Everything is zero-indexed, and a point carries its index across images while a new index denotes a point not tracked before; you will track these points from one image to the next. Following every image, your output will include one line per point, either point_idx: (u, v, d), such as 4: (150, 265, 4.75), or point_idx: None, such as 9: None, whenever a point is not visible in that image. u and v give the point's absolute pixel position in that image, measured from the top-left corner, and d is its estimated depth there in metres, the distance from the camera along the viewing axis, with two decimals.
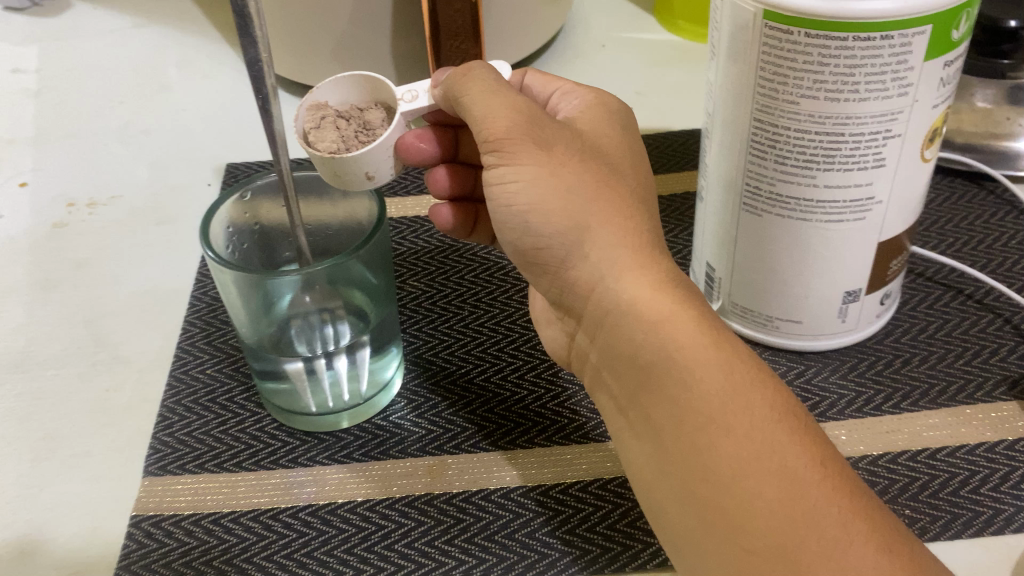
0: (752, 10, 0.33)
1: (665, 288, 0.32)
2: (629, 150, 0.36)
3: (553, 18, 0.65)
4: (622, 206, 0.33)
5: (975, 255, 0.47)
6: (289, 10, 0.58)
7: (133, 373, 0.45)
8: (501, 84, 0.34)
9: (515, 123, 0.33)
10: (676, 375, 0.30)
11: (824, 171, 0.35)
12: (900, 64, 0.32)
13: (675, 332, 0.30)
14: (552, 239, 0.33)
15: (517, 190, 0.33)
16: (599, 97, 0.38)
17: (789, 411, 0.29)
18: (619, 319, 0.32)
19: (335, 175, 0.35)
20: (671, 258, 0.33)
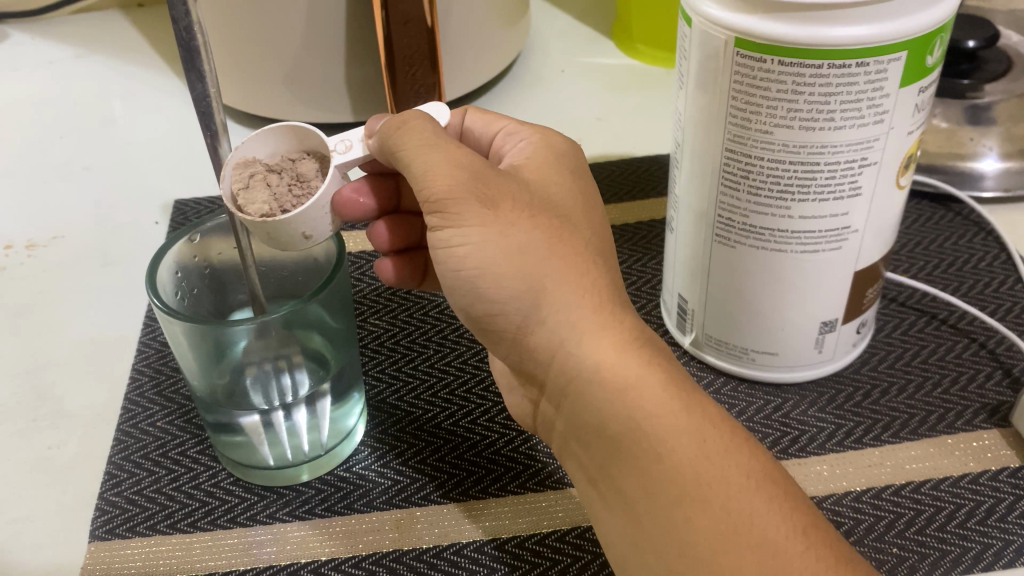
0: (723, 37, 0.32)
1: (632, 348, 0.30)
2: (581, 194, 0.34)
3: (511, 44, 0.64)
4: (578, 262, 0.31)
5: (946, 278, 0.46)
6: (238, 38, 0.56)
7: (77, 427, 0.42)
8: (439, 137, 0.32)
9: (459, 181, 0.30)
10: (649, 442, 0.29)
11: (799, 201, 0.34)
12: (876, 91, 0.31)
13: (643, 399, 0.29)
14: (507, 303, 0.30)
15: (466, 254, 0.31)
16: (544, 138, 0.36)
17: (769, 477, 0.28)
18: (584, 387, 0.30)
19: (269, 237, 0.33)
20: (630, 311, 0.32)
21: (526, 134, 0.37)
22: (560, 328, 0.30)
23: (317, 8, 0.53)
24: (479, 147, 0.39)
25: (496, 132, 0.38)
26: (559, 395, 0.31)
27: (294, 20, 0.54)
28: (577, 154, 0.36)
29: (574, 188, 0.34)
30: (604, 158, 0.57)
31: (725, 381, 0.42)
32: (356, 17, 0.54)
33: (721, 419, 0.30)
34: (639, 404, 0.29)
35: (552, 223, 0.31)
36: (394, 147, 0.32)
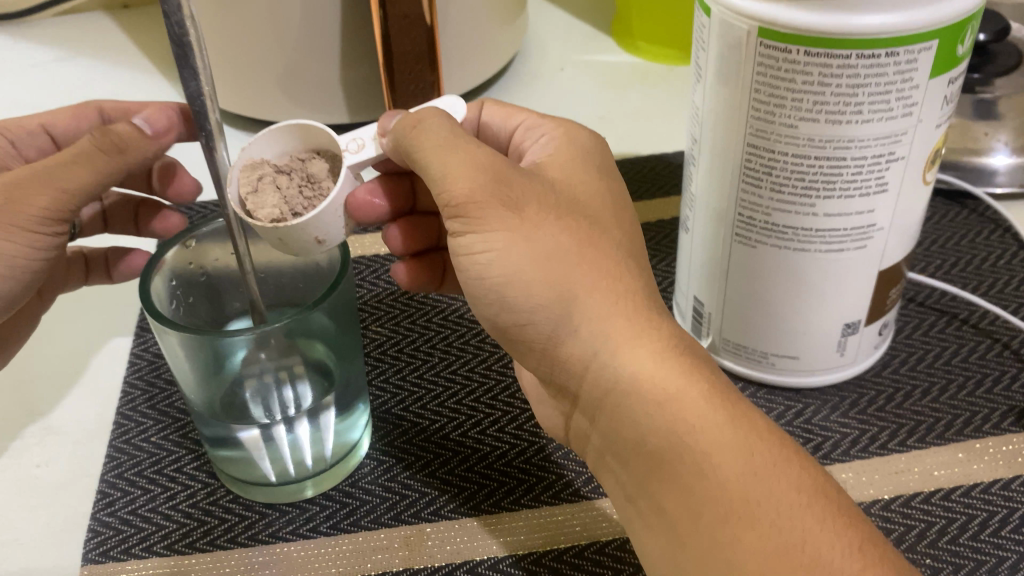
0: (744, 28, 0.31)
1: (670, 356, 0.29)
2: (613, 192, 0.33)
3: (509, 42, 0.62)
4: (611, 267, 0.29)
5: (965, 277, 0.45)
6: (229, 39, 0.54)
7: (66, 444, 0.40)
8: (458, 135, 0.30)
9: (479, 183, 0.29)
10: (688, 457, 0.27)
11: (824, 198, 0.33)
12: (906, 82, 0.30)
13: (685, 412, 0.28)
14: (535, 314, 0.29)
15: (489, 261, 0.29)
16: (567, 133, 0.34)
17: (818, 492, 0.27)
18: (620, 400, 0.28)
19: (281, 242, 0.32)
20: (668, 316, 0.30)
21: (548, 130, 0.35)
22: (592, 337, 0.29)
23: (311, 7, 0.52)
24: (500, 143, 0.38)
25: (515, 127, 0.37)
26: (593, 409, 0.30)
27: (287, 19, 0.52)
28: (601, 148, 0.35)
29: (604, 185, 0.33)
30: None
31: (743, 386, 0.41)
32: (351, 15, 0.52)
33: (767, 430, 0.28)
34: (680, 417, 0.28)
35: (581, 225, 0.30)
36: (411, 147, 0.30)
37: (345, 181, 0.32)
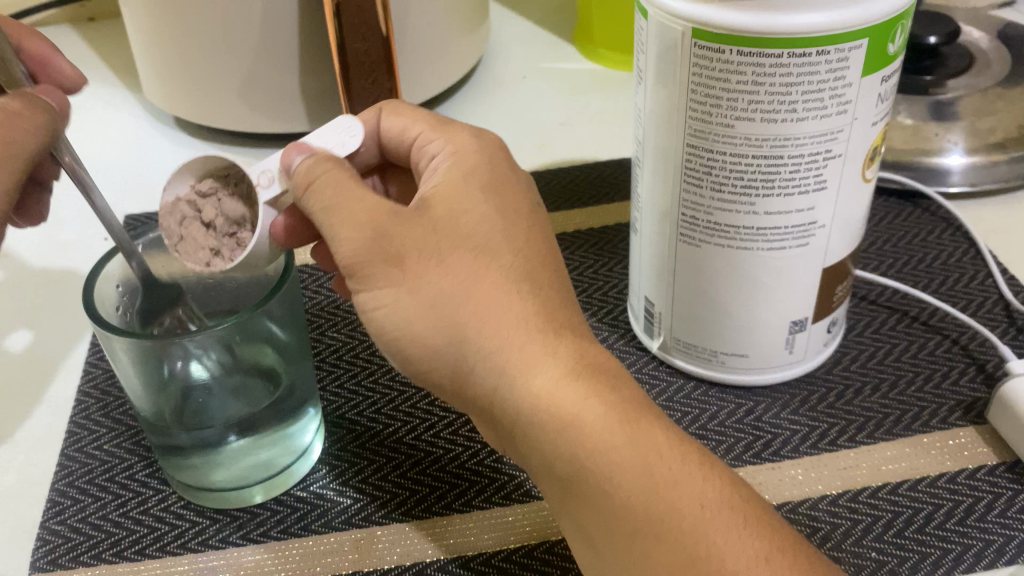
0: (680, 29, 0.31)
1: (573, 377, 0.29)
2: (516, 207, 0.32)
3: (471, 50, 0.63)
4: (505, 297, 0.29)
5: (916, 275, 0.45)
6: (190, 49, 0.54)
7: (18, 453, 0.40)
8: (349, 189, 0.30)
9: (361, 245, 0.29)
10: (592, 482, 0.28)
11: (763, 197, 0.33)
12: (838, 80, 0.30)
13: (586, 434, 0.28)
14: (432, 356, 0.30)
15: (383, 316, 0.30)
16: (461, 144, 0.33)
17: (725, 501, 0.27)
18: (527, 429, 0.29)
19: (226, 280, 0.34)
20: (572, 334, 0.30)
21: (446, 139, 0.34)
22: (490, 375, 0.29)
23: (269, 16, 0.52)
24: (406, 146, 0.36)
25: (411, 139, 0.36)
26: (506, 437, 0.30)
27: (247, 29, 0.52)
28: (504, 155, 0.34)
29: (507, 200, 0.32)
30: (568, 162, 0.56)
31: (695, 386, 0.41)
32: (310, 24, 0.53)
33: (672, 441, 0.29)
34: (582, 440, 0.28)
35: (468, 260, 0.29)
36: (308, 204, 0.30)
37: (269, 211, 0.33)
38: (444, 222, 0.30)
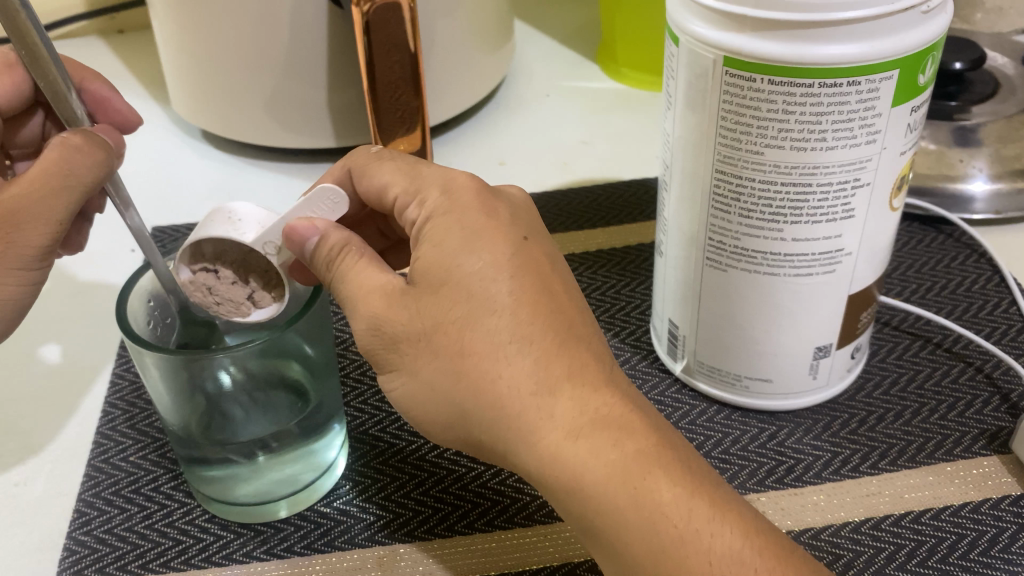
0: (711, 57, 0.31)
1: (571, 438, 0.28)
2: (497, 256, 0.30)
3: (495, 68, 0.63)
4: (487, 370, 0.28)
5: (938, 301, 0.45)
6: (219, 63, 0.55)
7: (46, 463, 0.40)
8: (357, 281, 0.32)
9: (372, 339, 0.31)
10: (604, 541, 0.28)
11: (791, 224, 0.33)
12: (868, 111, 0.31)
13: (589, 497, 0.27)
14: (445, 430, 0.31)
15: (402, 397, 0.31)
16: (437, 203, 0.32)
17: (735, 557, 0.26)
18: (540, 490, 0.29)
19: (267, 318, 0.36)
20: (566, 389, 0.28)
21: (425, 193, 0.33)
22: (496, 442, 0.29)
23: (298, 33, 0.52)
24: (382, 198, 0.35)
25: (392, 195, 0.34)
26: None
27: (276, 45, 0.53)
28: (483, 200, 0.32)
29: (484, 249, 0.30)
30: (591, 182, 0.56)
31: (718, 409, 0.41)
32: (338, 41, 0.53)
33: (681, 492, 0.27)
34: (586, 503, 0.27)
35: (452, 336, 0.29)
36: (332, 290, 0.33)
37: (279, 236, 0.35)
38: (429, 295, 0.30)
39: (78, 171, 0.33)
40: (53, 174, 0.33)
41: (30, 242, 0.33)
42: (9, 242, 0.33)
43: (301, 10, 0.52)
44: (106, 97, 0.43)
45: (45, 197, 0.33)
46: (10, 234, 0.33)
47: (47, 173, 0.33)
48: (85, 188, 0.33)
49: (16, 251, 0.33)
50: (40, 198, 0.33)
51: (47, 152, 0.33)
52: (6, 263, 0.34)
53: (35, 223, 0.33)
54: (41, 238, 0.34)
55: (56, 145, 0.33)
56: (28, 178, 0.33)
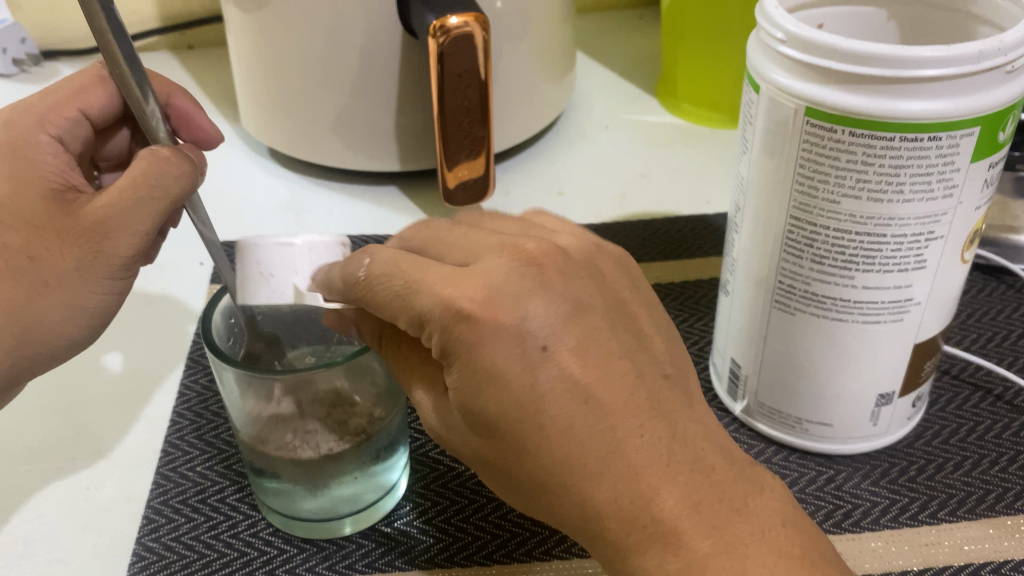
0: (792, 106, 0.32)
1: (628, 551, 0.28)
2: (524, 383, 0.27)
3: (557, 99, 0.64)
4: (538, 491, 0.28)
5: (999, 352, 0.45)
6: (289, 80, 0.56)
7: (115, 468, 0.42)
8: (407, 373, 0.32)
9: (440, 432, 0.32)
10: None
11: (863, 272, 0.34)
12: (947, 166, 0.31)
13: None
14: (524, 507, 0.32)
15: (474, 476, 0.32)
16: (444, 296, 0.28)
17: None
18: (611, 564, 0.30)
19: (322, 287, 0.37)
20: (610, 510, 0.27)
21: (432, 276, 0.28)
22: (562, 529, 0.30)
23: (370, 57, 0.54)
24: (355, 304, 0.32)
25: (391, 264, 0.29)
26: None
27: (347, 66, 0.54)
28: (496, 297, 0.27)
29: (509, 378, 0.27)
30: (649, 216, 0.56)
31: (776, 450, 0.41)
32: (408, 66, 0.55)
33: None
34: None
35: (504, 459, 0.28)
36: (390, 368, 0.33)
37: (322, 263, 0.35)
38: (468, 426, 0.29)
39: (164, 179, 0.34)
40: (141, 182, 0.34)
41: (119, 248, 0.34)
42: (99, 249, 0.34)
43: (374, 36, 0.53)
44: (189, 112, 0.44)
45: (130, 205, 0.34)
46: (100, 242, 0.34)
47: (136, 182, 0.34)
48: (170, 199, 0.34)
49: (106, 258, 0.34)
50: (127, 208, 0.34)
51: (135, 165, 0.34)
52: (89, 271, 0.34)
53: (124, 233, 0.34)
54: (129, 246, 0.34)
55: (143, 156, 0.34)
56: (117, 188, 0.34)
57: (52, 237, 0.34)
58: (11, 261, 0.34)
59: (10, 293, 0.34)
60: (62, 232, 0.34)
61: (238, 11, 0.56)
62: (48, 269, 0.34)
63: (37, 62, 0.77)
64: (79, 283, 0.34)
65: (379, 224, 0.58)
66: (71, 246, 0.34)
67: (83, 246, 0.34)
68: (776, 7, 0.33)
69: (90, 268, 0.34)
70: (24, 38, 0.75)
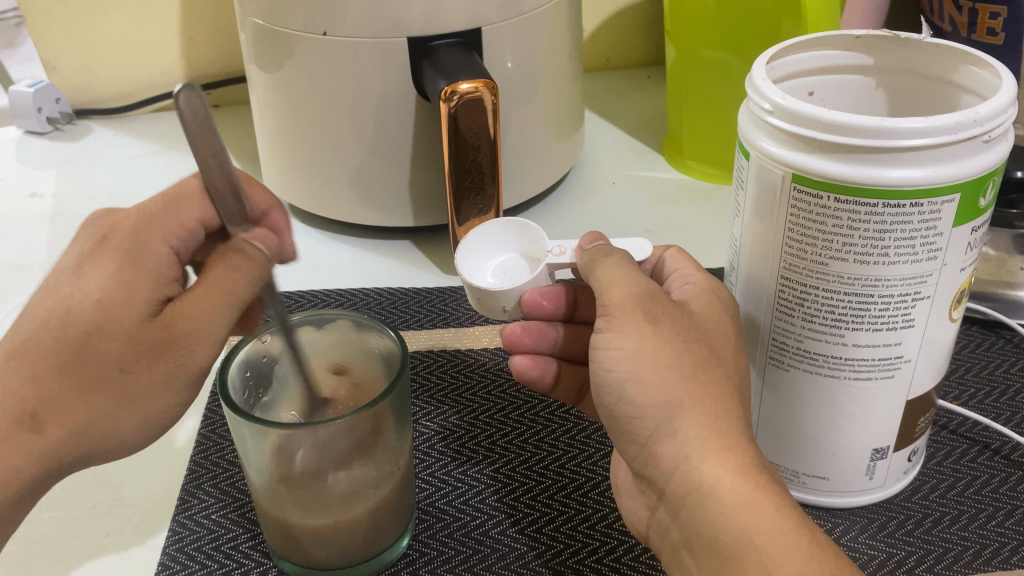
0: (781, 173, 0.34)
1: (750, 473, 0.32)
2: (703, 331, 0.35)
3: (567, 156, 0.66)
4: (715, 391, 0.33)
5: (997, 408, 0.46)
6: (308, 137, 0.58)
7: (135, 518, 0.43)
8: (630, 267, 0.37)
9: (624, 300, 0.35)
10: (755, 558, 0.30)
11: (852, 330, 0.35)
12: (929, 230, 0.32)
13: (756, 517, 0.31)
14: (633, 456, 0.35)
15: (603, 407, 0.36)
16: (710, 280, 0.39)
17: None
18: (699, 502, 0.32)
19: (478, 300, 0.42)
20: (726, 434, 0.32)
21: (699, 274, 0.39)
22: (663, 474, 0.33)
23: (384, 118, 0.56)
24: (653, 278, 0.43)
25: (676, 269, 0.41)
26: (677, 546, 0.34)
27: (362, 127, 0.56)
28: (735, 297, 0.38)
29: (696, 323, 0.36)
30: None
31: None
32: (422, 127, 0.57)
33: None
34: (752, 521, 0.31)
35: (646, 362, 0.33)
36: (591, 274, 0.38)
37: (537, 277, 0.41)
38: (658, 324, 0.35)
39: (235, 285, 0.37)
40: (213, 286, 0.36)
41: (139, 299, 0.37)
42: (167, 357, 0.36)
43: (389, 101, 0.55)
44: (269, 231, 0.45)
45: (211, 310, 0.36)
46: (166, 348, 0.36)
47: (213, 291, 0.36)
48: (236, 300, 0.37)
49: (172, 366, 0.36)
50: (202, 316, 0.36)
51: (211, 270, 0.37)
52: (105, 324, 0.35)
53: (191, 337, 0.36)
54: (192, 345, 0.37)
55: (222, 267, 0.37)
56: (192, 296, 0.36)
57: (129, 343, 0.35)
58: (104, 369, 0.35)
59: (94, 398, 0.36)
60: (141, 338, 0.35)
61: (261, 71, 0.58)
62: (122, 374, 0.35)
63: (71, 121, 0.81)
64: (161, 393, 0.36)
65: (393, 278, 0.60)
66: (157, 359, 0.36)
67: (163, 354, 0.36)
68: (763, 80, 0.34)
69: (159, 375, 0.36)
70: (59, 98, 0.79)
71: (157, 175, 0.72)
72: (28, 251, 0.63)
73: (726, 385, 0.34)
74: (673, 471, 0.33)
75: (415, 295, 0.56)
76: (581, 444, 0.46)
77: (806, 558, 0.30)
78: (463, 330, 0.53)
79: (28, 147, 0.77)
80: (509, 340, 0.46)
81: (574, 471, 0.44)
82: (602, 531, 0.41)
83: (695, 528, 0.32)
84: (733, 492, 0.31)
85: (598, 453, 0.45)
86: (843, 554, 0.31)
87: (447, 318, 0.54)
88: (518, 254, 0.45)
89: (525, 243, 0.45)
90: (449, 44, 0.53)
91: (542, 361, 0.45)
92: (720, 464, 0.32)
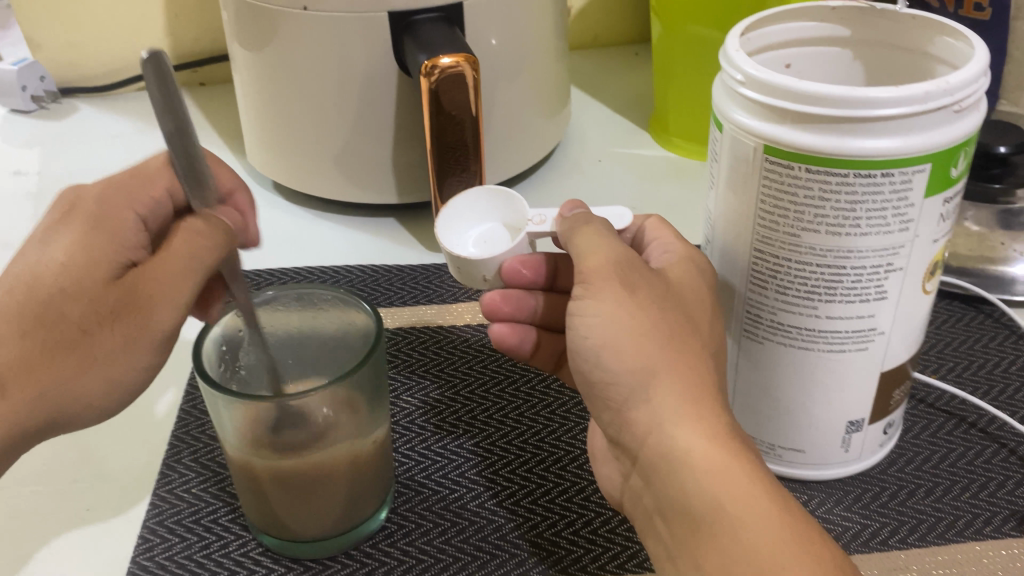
0: (753, 144, 0.34)
1: (722, 441, 0.32)
2: (678, 302, 0.35)
3: (553, 133, 0.66)
4: (688, 361, 0.33)
5: (975, 381, 0.46)
6: (291, 113, 0.58)
7: (116, 491, 0.43)
8: (608, 234, 0.37)
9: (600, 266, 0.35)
10: (725, 526, 0.30)
11: (825, 302, 0.35)
12: (901, 201, 0.32)
13: (728, 485, 0.31)
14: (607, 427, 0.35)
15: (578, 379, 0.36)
16: (687, 250, 0.39)
17: None
18: (671, 470, 0.32)
19: (458, 269, 0.42)
20: (699, 403, 0.32)
21: (676, 245, 0.39)
22: (636, 444, 0.33)
23: (367, 94, 0.56)
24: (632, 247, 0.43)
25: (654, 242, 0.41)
26: (650, 515, 0.34)
27: (345, 102, 0.56)
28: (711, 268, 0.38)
29: (671, 293, 0.36)
30: None
31: None
32: (405, 103, 0.57)
33: None
34: (723, 489, 0.31)
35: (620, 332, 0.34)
36: (569, 243, 0.38)
37: (516, 248, 0.41)
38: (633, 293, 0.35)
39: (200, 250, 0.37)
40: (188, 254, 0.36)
41: (115, 270, 0.36)
42: (145, 325, 0.35)
43: (372, 76, 0.55)
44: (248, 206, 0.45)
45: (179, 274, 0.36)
46: (142, 317, 0.35)
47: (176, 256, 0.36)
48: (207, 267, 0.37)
49: (149, 334, 0.36)
50: (171, 281, 0.36)
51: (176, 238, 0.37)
52: (80, 293, 0.35)
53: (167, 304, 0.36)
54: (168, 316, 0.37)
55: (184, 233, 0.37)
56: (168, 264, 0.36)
57: (105, 312, 0.35)
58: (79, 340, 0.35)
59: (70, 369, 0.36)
60: (116, 308, 0.35)
61: (243, 47, 0.58)
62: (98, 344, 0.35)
63: (56, 99, 0.81)
64: (138, 362, 0.36)
65: (378, 255, 0.60)
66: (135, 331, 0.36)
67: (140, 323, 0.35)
68: (736, 51, 0.34)
69: (137, 344, 0.36)
70: (43, 76, 0.79)
71: (143, 153, 0.72)
72: (12, 229, 0.63)
73: (699, 355, 0.34)
74: (646, 441, 0.33)
75: (399, 271, 0.56)
76: (561, 418, 0.46)
77: (774, 525, 0.30)
78: (445, 306, 0.54)
79: (13, 125, 0.77)
80: (490, 309, 0.46)
81: (553, 445, 0.44)
82: (580, 503, 0.41)
83: (667, 497, 0.32)
84: (705, 461, 0.31)
85: (577, 426, 0.45)
86: (813, 521, 0.31)
87: (430, 295, 0.55)
88: (500, 224, 0.45)
89: (507, 213, 0.45)
90: (432, 18, 0.52)
91: (521, 329, 0.45)
92: (691, 433, 0.32)
